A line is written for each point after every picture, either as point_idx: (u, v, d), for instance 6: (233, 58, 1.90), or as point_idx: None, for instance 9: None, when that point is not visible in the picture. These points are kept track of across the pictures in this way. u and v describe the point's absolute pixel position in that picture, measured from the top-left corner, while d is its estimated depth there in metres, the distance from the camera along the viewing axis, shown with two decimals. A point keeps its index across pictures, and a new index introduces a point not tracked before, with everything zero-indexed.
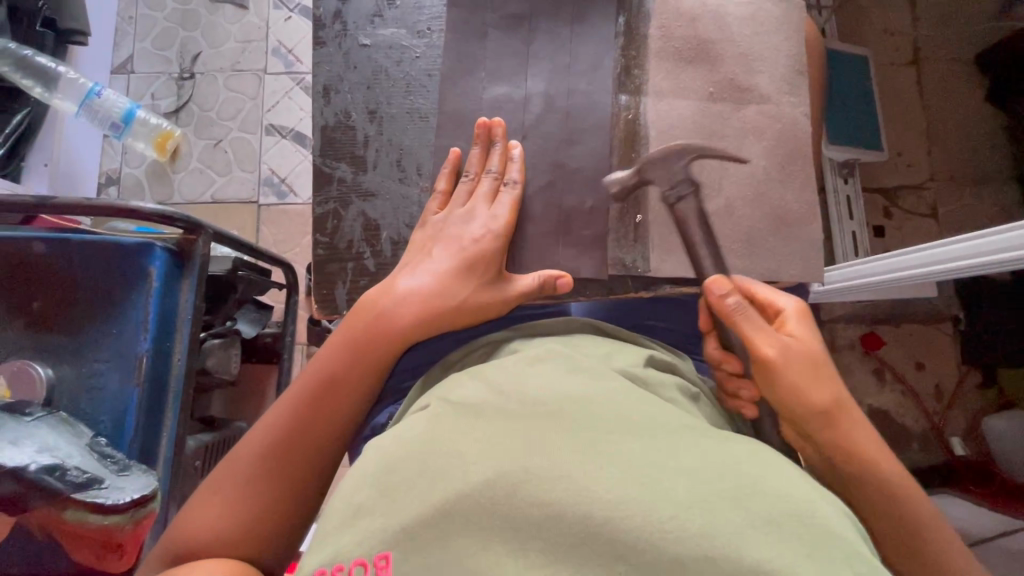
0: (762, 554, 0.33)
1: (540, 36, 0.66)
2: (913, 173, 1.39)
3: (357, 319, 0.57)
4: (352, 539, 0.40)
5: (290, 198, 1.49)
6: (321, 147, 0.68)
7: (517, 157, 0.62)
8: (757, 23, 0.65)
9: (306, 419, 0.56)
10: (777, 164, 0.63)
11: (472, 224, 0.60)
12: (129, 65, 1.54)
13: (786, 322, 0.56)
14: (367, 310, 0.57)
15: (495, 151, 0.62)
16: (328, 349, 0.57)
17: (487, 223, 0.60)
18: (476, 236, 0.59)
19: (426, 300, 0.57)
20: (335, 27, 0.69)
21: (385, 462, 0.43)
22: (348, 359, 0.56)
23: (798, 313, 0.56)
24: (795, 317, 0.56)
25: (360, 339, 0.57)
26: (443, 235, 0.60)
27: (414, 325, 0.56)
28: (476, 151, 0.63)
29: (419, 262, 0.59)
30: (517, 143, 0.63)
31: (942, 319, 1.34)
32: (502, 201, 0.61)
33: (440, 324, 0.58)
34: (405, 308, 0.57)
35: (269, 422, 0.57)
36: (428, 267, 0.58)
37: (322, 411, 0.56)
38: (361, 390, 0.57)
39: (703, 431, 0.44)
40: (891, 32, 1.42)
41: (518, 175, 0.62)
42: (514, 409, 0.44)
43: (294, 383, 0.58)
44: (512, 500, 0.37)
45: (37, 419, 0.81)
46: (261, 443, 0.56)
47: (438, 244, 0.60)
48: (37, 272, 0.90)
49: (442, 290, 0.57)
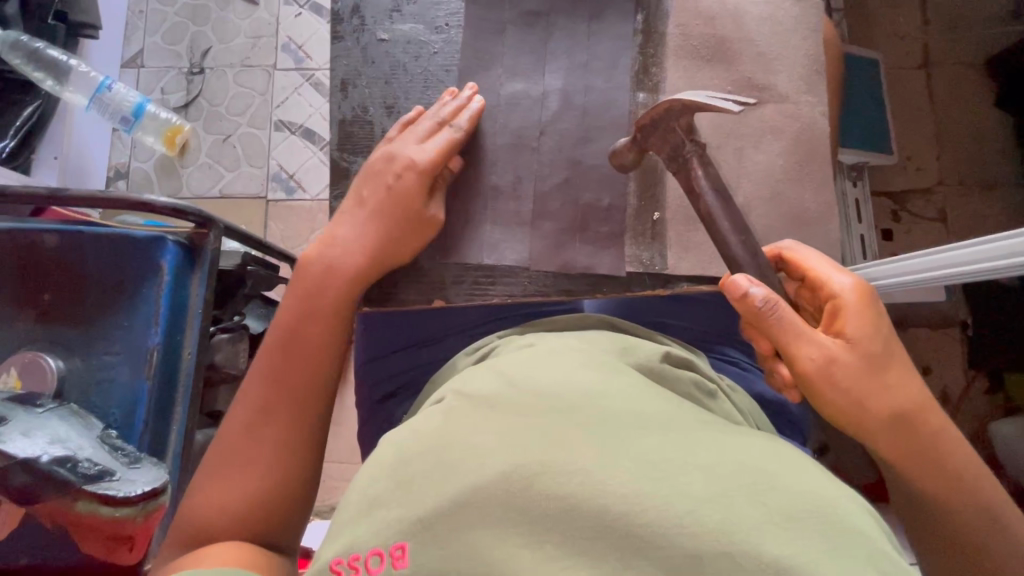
0: (782, 550, 0.33)
1: (558, 33, 0.66)
2: (922, 176, 1.38)
3: (305, 268, 0.59)
4: (369, 530, 0.39)
5: (298, 193, 1.48)
6: (339, 141, 0.68)
7: (473, 110, 0.62)
8: (776, 23, 0.65)
9: (282, 378, 0.57)
10: (794, 164, 0.63)
11: (397, 158, 0.60)
12: (139, 59, 1.54)
13: (844, 316, 0.53)
14: (315, 257, 0.59)
15: (451, 104, 0.63)
16: (286, 303, 0.59)
17: (413, 156, 0.60)
18: (399, 171, 0.60)
19: (365, 245, 0.60)
20: (354, 22, 0.69)
21: (401, 454, 0.42)
22: (303, 306, 0.58)
23: (858, 306, 0.53)
24: (853, 311, 0.53)
25: (311, 285, 0.59)
26: (374, 176, 0.61)
27: (357, 261, 0.59)
28: (435, 106, 0.64)
29: (353, 206, 0.61)
30: (479, 99, 0.63)
31: (950, 324, 1.33)
32: (436, 140, 0.61)
33: (381, 260, 0.61)
34: (348, 252, 0.59)
35: (249, 393, 0.57)
36: (359, 213, 0.60)
37: (293, 365, 0.57)
38: (323, 338, 0.58)
39: (719, 427, 0.44)
40: (902, 35, 1.42)
41: (465, 122, 0.62)
42: (530, 403, 0.44)
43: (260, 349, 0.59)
44: (529, 493, 0.37)
45: (48, 411, 0.81)
46: (245, 415, 0.56)
47: (366, 180, 0.61)
48: (49, 263, 0.90)
49: (379, 231, 0.60)
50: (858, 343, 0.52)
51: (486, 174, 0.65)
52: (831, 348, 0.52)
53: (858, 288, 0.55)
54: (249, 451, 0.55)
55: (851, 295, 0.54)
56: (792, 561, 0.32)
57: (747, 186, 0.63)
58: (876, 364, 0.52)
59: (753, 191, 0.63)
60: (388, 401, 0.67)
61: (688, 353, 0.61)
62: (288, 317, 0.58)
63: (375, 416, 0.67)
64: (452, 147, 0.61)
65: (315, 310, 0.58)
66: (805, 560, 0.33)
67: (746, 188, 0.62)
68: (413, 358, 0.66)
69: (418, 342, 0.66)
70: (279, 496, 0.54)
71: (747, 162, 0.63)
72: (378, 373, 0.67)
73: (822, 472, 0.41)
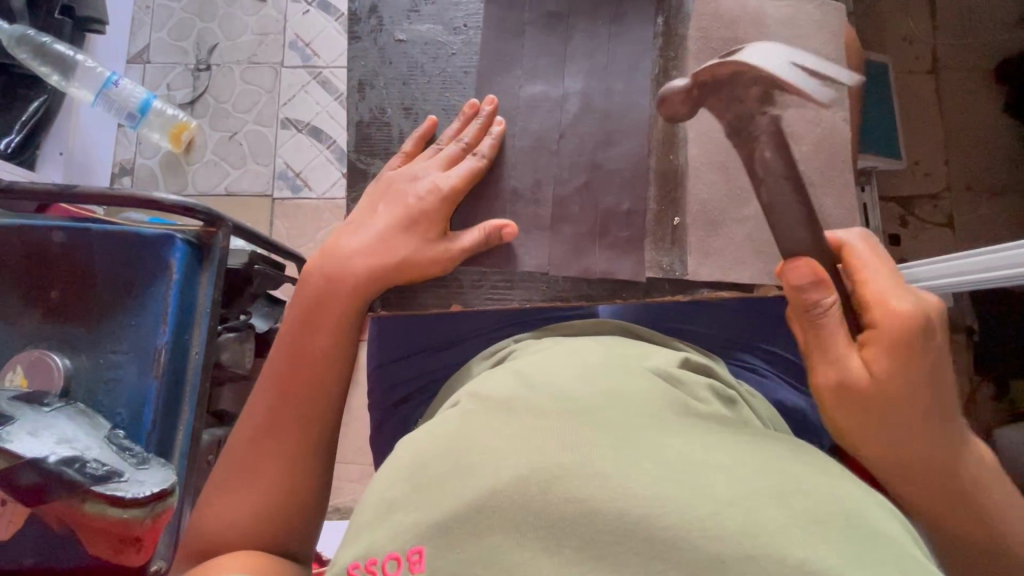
0: (808, 553, 0.32)
1: (578, 35, 0.65)
2: (930, 182, 1.38)
3: (309, 275, 0.58)
4: (386, 533, 0.38)
5: (305, 192, 1.47)
6: (356, 143, 0.68)
7: (495, 133, 0.62)
8: (798, 26, 0.65)
9: (287, 386, 0.56)
10: (815, 169, 0.62)
11: (419, 182, 0.60)
12: (145, 55, 1.53)
13: (876, 338, 0.50)
14: (319, 265, 0.58)
15: (473, 122, 0.63)
16: (290, 314, 0.58)
17: (436, 181, 0.60)
18: (421, 194, 0.59)
19: (373, 255, 0.57)
20: (371, 22, 0.69)
21: (418, 458, 0.42)
22: (306, 315, 0.57)
23: (904, 332, 0.49)
24: (896, 337, 0.49)
25: (315, 294, 0.57)
26: (393, 194, 0.60)
27: (365, 273, 0.57)
28: (455, 123, 0.64)
29: (366, 216, 0.59)
30: (500, 119, 0.63)
31: (956, 330, 1.33)
32: (460, 167, 0.61)
33: (392, 274, 0.58)
34: (353, 263, 0.57)
35: (257, 402, 0.56)
36: (368, 223, 0.58)
37: (298, 373, 0.56)
38: (328, 344, 0.56)
39: (743, 432, 0.43)
40: (912, 40, 1.41)
41: (487, 149, 0.62)
42: (547, 405, 0.43)
43: (267, 359, 0.58)
44: (546, 496, 0.36)
45: (54, 410, 0.80)
46: (253, 424, 0.55)
47: (386, 199, 0.60)
48: (57, 261, 0.89)
49: (387, 243, 0.57)
50: (891, 367, 0.49)
51: (505, 177, 0.63)
52: (851, 367, 0.51)
53: (915, 314, 0.49)
54: (256, 460, 0.54)
55: (908, 318, 0.49)
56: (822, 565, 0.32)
57: None
58: (899, 392, 0.49)
59: None
60: (402, 405, 0.70)
61: (704, 358, 0.62)
62: (293, 327, 0.57)
63: (390, 419, 0.71)
64: (475, 175, 0.61)
65: (320, 317, 0.57)
66: (833, 562, 0.32)
67: None
68: (426, 363, 0.69)
69: (433, 347, 0.69)
70: (286, 507, 0.53)
71: None
72: (394, 376, 0.71)
73: (844, 475, 0.40)
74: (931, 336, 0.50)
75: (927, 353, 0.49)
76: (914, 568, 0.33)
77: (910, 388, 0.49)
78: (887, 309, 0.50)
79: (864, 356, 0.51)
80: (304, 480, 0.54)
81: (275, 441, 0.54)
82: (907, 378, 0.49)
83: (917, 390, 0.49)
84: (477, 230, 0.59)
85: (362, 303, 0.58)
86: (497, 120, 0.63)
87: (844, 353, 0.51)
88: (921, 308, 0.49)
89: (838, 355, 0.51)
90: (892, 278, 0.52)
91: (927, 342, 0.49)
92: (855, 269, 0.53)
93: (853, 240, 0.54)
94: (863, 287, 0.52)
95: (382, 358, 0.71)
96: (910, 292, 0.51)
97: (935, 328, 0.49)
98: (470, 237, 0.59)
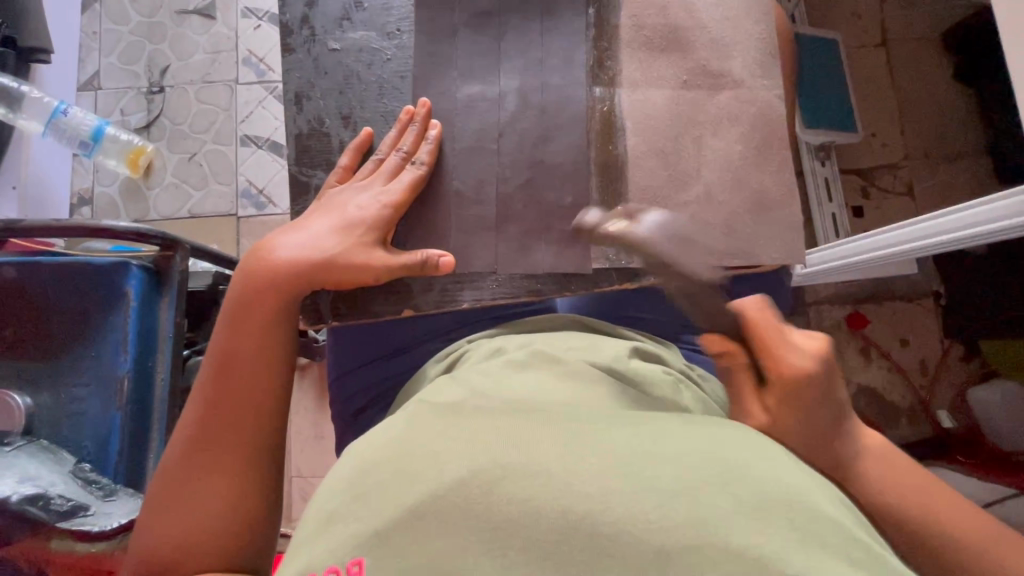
0: (749, 539, 0.33)
1: (509, 32, 0.65)
2: (887, 153, 1.41)
3: (235, 284, 0.57)
4: (326, 547, 0.38)
5: (269, 209, 1.46)
6: (297, 156, 0.67)
7: (432, 137, 0.62)
8: (727, 8, 0.65)
9: (216, 398, 0.55)
10: (753, 148, 0.63)
11: (350, 197, 0.60)
12: (95, 81, 1.50)
13: (776, 388, 0.50)
14: (243, 273, 0.57)
15: (409, 131, 0.63)
16: (220, 325, 0.57)
17: (377, 196, 0.60)
18: (362, 205, 0.59)
19: (298, 253, 0.56)
20: (303, 33, 0.68)
21: (360, 467, 0.41)
22: (235, 325, 0.56)
23: (795, 377, 0.50)
24: (787, 389, 0.50)
25: (240, 301, 0.56)
26: (329, 204, 0.60)
27: (293, 278, 0.56)
28: (392, 132, 0.64)
29: (296, 226, 0.59)
30: (435, 122, 0.63)
31: (923, 295, 1.35)
32: (401, 178, 0.61)
33: (321, 282, 0.57)
34: (278, 264, 0.56)
35: (186, 419, 0.55)
36: (297, 231, 0.58)
37: (229, 382, 0.55)
38: (262, 349, 0.56)
39: (692, 421, 0.43)
40: (859, 15, 1.44)
41: (426, 157, 0.62)
42: (490, 410, 0.43)
43: (198, 373, 0.57)
44: (489, 497, 0.36)
45: (15, 449, 0.80)
46: (185, 440, 0.54)
47: (321, 211, 0.59)
48: (8, 297, 0.88)
49: (316, 242, 0.57)
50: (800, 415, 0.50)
51: (448, 180, 0.63)
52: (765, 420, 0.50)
53: (799, 364, 0.51)
54: (188, 481, 0.53)
55: (796, 373, 0.50)
56: (761, 551, 0.32)
57: (708, 174, 0.62)
58: (824, 428, 0.50)
59: (715, 178, 0.62)
60: (361, 414, 0.70)
61: (654, 345, 0.64)
62: (221, 335, 0.57)
63: (352, 428, 0.71)
64: (416, 186, 0.61)
65: (246, 323, 0.56)
66: (771, 547, 0.32)
67: (707, 176, 0.62)
68: (383, 369, 0.69)
69: (387, 353, 0.69)
70: (225, 529, 0.52)
71: (705, 150, 0.62)
72: (353, 386, 0.71)
73: (793, 462, 0.41)
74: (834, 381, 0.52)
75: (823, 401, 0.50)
76: (856, 556, 0.34)
77: (820, 429, 0.50)
78: (786, 365, 0.51)
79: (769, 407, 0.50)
80: (245, 498, 0.53)
81: (207, 460, 0.53)
82: (813, 421, 0.50)
83: (830, 424, 0.50)
84: (416, 253, 0.59)
85: (286, 301, 0.57)
86: (432, 123, 0.63)
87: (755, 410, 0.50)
88: (805, 364, 0.51)
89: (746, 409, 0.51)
90: (775, 331, 0.52)
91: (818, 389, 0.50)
92: (750, 327, 0.53)
93: (749, 300, 0.54)
94: (755, 340, 0.53)
95: (339, 368, 0.72)
96: (794, 342, 0.53)
97: (826, 376, 0.52)
98: (408, 255, 0.59)
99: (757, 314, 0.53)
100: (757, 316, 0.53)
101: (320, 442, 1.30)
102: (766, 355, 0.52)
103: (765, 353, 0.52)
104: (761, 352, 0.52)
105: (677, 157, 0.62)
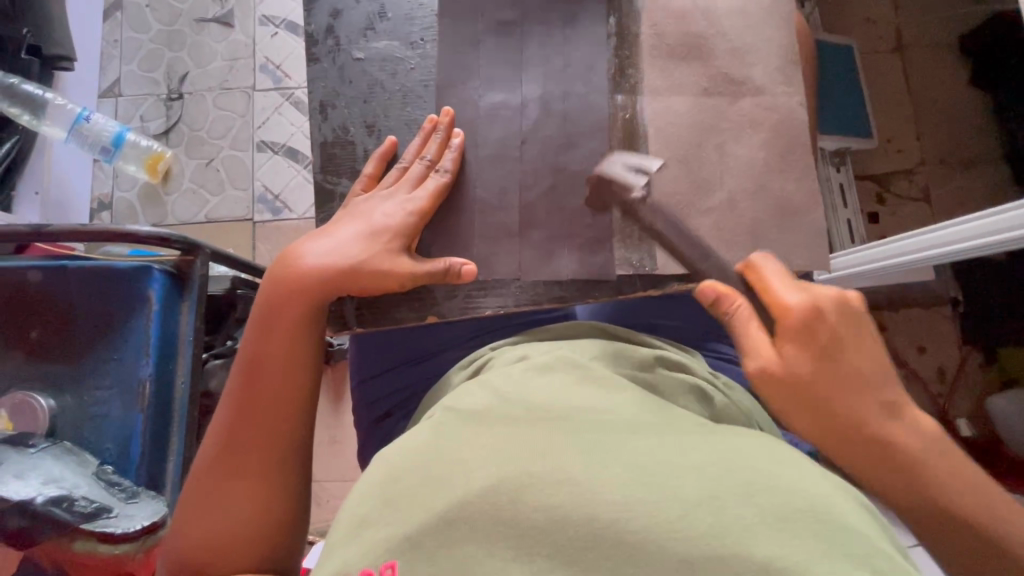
0: (776, 552, 0.32)
1: (531, 41, 0.66)
2: (903, 158, 1.40)
3: (265, 288, 0.58)
4: (358, 552, 0.38)
5: (285, 213, 1.48)
6: (322, 164, 0.68)
7: (455, 146, 0.63)
8: (748, 15, 0.65)
9: (247, 398, 0.55)
10: (776, 155, 0.62)
11: (377, 207, 0.60)
12: (116, 88, 1.53)
13: (789, 334, 0.51)
14: (273, 277, 0.58)
15: (434, 138, 0.63)
16: (250, 329, 0.58)
17: (403, 204, 0.60)
18: (388, 213, 0.59)
19: (325, 258, 0.57)
20: (328, 43, 0.69)
21: (388, 475, 0.41)
22: (264, 328, 0.57)
23: (807, 322, 0.51)
24: (799, 330, 0.51)
25: (270, 304, 0.57)
26: (355, 212, 0.60)
27: (321, 281, 0.56)
28: (417, 140, 0.64)
29: (325, 233, 0.59)
30: (459, 131, 0.64)
31: (940, 303, 1.34)
32: (426, 186, 0.61)
33: (348, 288, 0.58)
34: (306, 270, 0.56)
35: (218, 419, 0.56)
36: (324, 237, 0.58)
37: (258, 383, 0.56)
38: (291, 350, 0.57)
39: (716, 428, 0.43)
40: (874, 20, 1.42)
41: (450, 164, 0.62)
42: (520, 416, 0.43)
43: (229, 374, 0.58)
44: (516, 505, 0.36)
45: (41, 450, 0.80)
46: (217, 441, 0.55)
47: (349, 220, 0.60)
48: (34, 301, 0.89)
49: (342, 247, 0.57)
50: (811, 358, 0.50)
51: (472, 189, 0.63)
52: (774, 362, 0.51)
53: (807, 305, 0.51)
54: (221, 480, 0.53)
55: (804, 315, 0.51)
56: (787, 564, 0.31)
57: (731, 181, 0.62)
58: (840, 378, 0.50)
59: (738, 185, 0.62)
60: (384, 420, 0.71)
61: (677, 353, 0.64)
62: (252, 337, 0.57)
63: (374, 434, 0.71)
64: (440, 195, 0.61)
65: (274, 325, 0.57)
66: (800, 560, 0.32)
67: (730, 184, 0.62)
68: (406, 376, 0.70)
69: (410, 360, 0.70)
70: (257, 530, 0.53)
71: (729, 157, 0.62)
72: (376, 391, 0.71)
73: (819, 470, 0.40)
74: (858, 329, 0.51)
75: (845, 348, 0.50)
76: (886, 567, 0.33)
77: (836, 376, 0.50)
78: (790, 307, 0.51)
79: (785, 351, 0.51)
80: (274, 503, 0.54)
81: (236, 462, 0.54)
82: (830, 373, 0.50)
83: (854, 374, 0.50)
84: (438, 261, 0.59)
85: (315, 305, 0.57)
86: (456, 131, 0.63)
87: (764, 351, 0.52)
88: (813, 301, 0.51)
89: (754, 353, 0.52)
90: (783, 282, 0.54)
91: (838, 335, 0.50)
92: (757, 277, 0.56)
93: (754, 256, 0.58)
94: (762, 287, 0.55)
95: (361, 374, 0.73)
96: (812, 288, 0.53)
97: (846, 323, 0.51)
98: (431, 263, 0.59)
99: (761, 262, 0.56)
100: (761, 266, 0.56)
101: (334, 446, 1.31)
102: (772, 296, 0.53)
103: (771, 298, 0.54)
104: (768, 294, 0.54)
105: (700, 163, 0.62)
